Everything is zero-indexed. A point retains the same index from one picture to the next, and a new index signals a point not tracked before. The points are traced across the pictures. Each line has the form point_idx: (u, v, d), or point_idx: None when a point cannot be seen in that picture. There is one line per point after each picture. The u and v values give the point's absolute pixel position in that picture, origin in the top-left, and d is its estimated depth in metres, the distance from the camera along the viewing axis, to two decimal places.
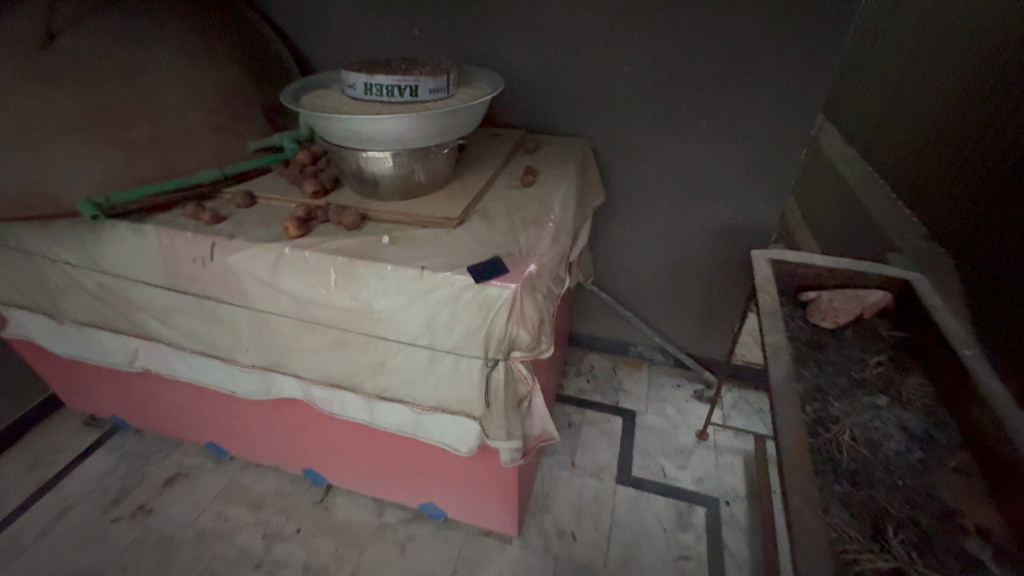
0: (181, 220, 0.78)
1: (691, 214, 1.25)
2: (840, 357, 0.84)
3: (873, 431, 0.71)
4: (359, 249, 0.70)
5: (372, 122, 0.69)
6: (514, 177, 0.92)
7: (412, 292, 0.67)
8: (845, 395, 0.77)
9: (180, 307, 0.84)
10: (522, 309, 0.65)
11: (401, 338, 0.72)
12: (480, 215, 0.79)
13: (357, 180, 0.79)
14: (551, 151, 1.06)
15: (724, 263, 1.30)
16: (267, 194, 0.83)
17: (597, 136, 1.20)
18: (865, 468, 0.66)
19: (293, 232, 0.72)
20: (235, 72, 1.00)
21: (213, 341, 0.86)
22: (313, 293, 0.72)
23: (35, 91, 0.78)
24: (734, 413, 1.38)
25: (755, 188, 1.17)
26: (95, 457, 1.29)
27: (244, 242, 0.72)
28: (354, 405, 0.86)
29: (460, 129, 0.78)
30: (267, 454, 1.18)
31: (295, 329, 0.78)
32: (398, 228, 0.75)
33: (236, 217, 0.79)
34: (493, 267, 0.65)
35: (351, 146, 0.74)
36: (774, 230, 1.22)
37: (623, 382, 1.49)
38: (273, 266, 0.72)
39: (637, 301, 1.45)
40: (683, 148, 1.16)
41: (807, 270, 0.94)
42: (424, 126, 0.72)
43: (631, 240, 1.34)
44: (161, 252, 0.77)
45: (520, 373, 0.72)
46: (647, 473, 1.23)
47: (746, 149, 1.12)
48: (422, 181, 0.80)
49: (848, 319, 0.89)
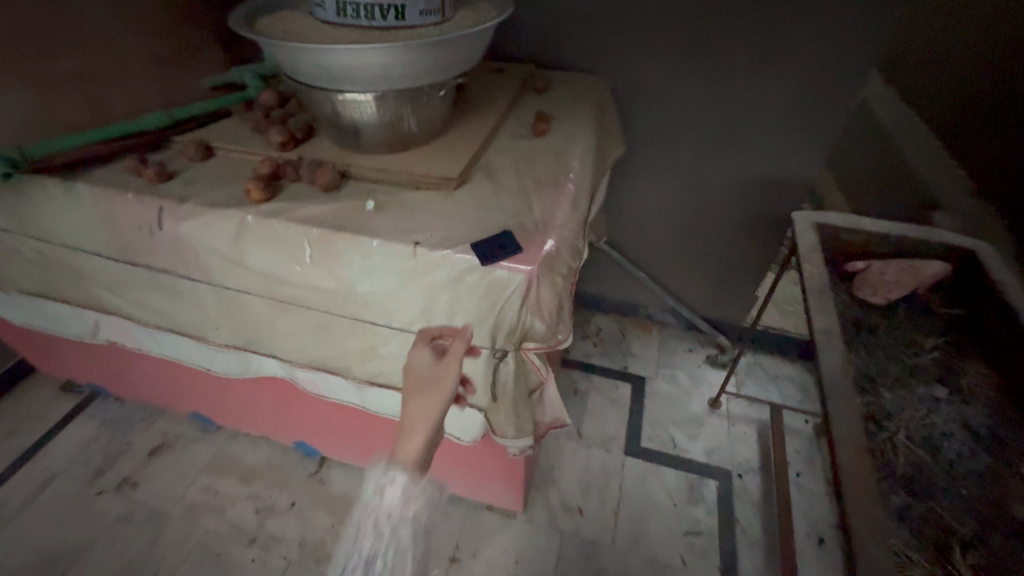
0: (120, 177, 0.64)
1: (720, 165, 1.11)
2: (891, 339, 0.74)
3: (932, 429, 0.63)
4: (339, 217, 0.57)
5: (348, 53, 0.54)
6: (524, 124, 0.78)
7: (403, 272, 0.55)
8: (897, 385, 0.68)
9: (133, 280, 0.71)
10: (538, 296, 0.54)
11: (393, 324, 0.61)
12: (485, 173, 0.65)
13: (334, 129, 0.65)
14: (564, 91, 0.90)
15: (751, 221, 1.17)
16: (224, 144, 0.68)
17: (616, 73, 1.03)
18: (924, 476, 0.58)
19: (256, 196, 0.59)
20: None
21: (177, 318, 0.75)
22: (286, 270, 0.60)
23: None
24: (748, 379, 1.31)
25: (793, 133, 1.03)
26: (73, 427, 1.22)
27: (196, 207, 0.59)
28: (343, 388, 0.76)
29: (459, 65, 0.63)
30: (255, 426, 1.11)
31: (269, 309, 0.66)
32: (385, 189, 0.62)
33: (189, 173, 0.65)
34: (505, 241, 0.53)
35: (323, 85, 0.60)
36: (812, 184, 1.09)
37: (632, 345, 1.40)
38: (234, 237, 0.59)
39: (651, 261, 1.33)
40: (716, 86, 1.01)
41: (855, 237, 0.83)
42: (414, 60, 0.57)
43: (648, 194, 1.20)
44: (100, 216, 0.64)
45: (533, 364, 0.62)
46: (656, 444, 1.17)
47: (786, 87, 0.99)
48: (414, 131, 0.66)
49: (900, 295, 0.78)
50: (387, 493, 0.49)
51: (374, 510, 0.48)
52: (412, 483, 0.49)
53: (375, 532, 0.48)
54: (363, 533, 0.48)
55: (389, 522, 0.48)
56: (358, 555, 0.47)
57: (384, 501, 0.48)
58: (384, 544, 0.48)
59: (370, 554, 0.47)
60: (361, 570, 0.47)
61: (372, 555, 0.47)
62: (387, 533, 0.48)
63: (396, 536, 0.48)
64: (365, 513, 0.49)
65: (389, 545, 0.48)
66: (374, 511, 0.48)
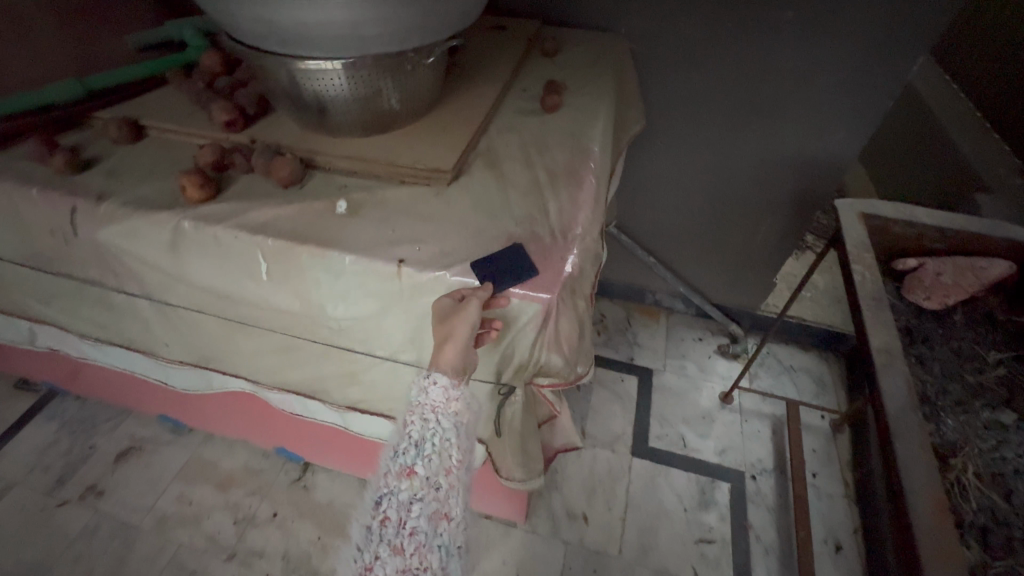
0: (23, 166, 0.50)
1: (748, 140, 0.97)
2: (950, 352, 0.65)
3: (1003, 465, 0.55)
4: (301, 223, 0.45)
5: (299, 7, 0.40)
6: (531, 96, 0.64)
7: (386, 296, 0.44)
8: (960, 410, 0.60)
9: (61, 291, 0.59)
10: (558, 325, 0.44)
11: (375, 351, 0.50)
12: (486, 163, 0.53)
13: (294, 105, 0.51)
14: (577, 53, 0.76)
15: (779, 203, 1.05)
16: (158, 122, 0.55)
17: (636, 31, 0.88)
18: (998, 524, 0.50)
19: (194, 194, 0.46)
20: None
21: (121, 332, 0.63)
22: (239, 289, 0.48)
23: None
24: (761, 371, 1.23)
25: (840, 106, 0.89)
26: (29, 429, 1.11)
27: (118, 209, 0.47)
28: (320, 410, 0.65)
29: (453, 23, 0.49)
30: (230, 431, 1.01)
31: (226, 328, 0.55)
32: (360, 184, 0.50)
33: (110, 160, 0.51)
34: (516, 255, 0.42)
35: (274, 49, 0.46)
36: (853, 165, 0.96)
37: (638, 334, 1.31)
38: (170, 246, 0.47)
39: (663, 244, 1.21)
40: (753, 50, 0.86)
41: (907, 231, 0.72)
42: (393, 16, 0.43)
43: (664, 171, 1.07)
44: (3, 216, 0.51)
45: (545, 398, 0.52)
46: (665, 443, 1.10)
47: (837, 52, 0.83)
48: (396, 108, 0.52)
49: (958, 300, 0.69)
50: (431, 389, 0.42)
51: (419, 403, 0.43)
52: (453, 384, 0.41)
53: (422, 421, 0.42)
54: (409, 421, 0.43)
55: (436, 412, 0.42)
56: (406, 438, 0.42)
57: (429, 396, 0.42)
58: (432, 431, 0.42)
59: (418, 438, 0.42)
60: (411, 451, 0.42)
61: (420, 439, 0.42)
62: (434, 423, 0.42)
63: (444, 425, 0.43)
64: (410, 406, 0.43)
65: (437, 432, 0.42)
66: (420, 404, 0.43)
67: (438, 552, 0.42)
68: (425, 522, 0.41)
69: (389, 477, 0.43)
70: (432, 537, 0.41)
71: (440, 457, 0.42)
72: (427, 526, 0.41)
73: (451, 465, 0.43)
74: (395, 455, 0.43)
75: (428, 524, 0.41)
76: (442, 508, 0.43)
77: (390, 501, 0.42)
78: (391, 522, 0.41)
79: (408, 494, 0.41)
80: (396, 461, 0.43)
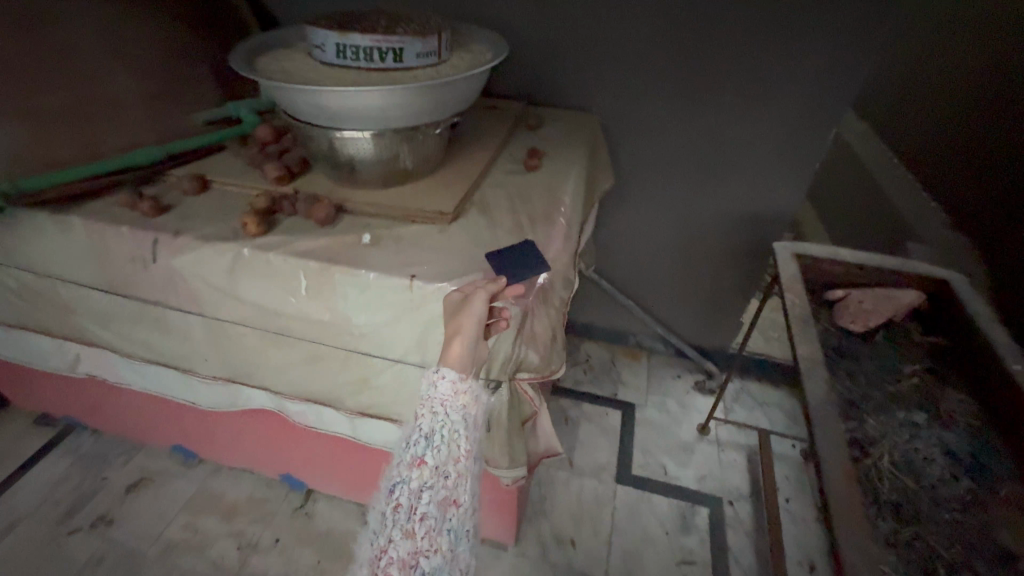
0: (115, 210, 0.63)
1: (704, 198, 1.13)
2: (873, 367, 0.77)
3: (915, 454, 0.65)
4: (334, 250, 0.58)
5: (344, 95, 0.56)
6: (517, 159, 0.81)
7: (400, 305, 0.56)
8: (881, 412, 0.70)
9: (122, 313, 0.71)
10: (533, 327, 0.57)
11: (387, 355, 0.61)
12: (479, 208, 0.67)
13: (330, 164, 0.66)
14: (556, 128, 0.93)
15: (737, 251, 1.20)
16: (222, 178, 0.69)
17: (607, 110, 1.05)
18: (908, 501, 0.60)
19: (252, 229, 0.60)
20: (178, 23, 0.80)
21: (166, 350, 0.74)
22: (281, 303, 0.60)
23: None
24: (736, 406, 1.32)
25: (777, 171, 1.06)
26: (42, 465, 1.16)
27: (192, 241, 0.60)
28: (333, 420, 0.75)
29: (455, 105, 0.65)
30: (239, 460, 1.07)
31: (262, 341, 0.66)
32: (382, 223, 0.63)
33: (183, 207, 0.65)
34: (530, 253, 0.58)
35: (322, 123, 0.61)
36: (793, 218, 1.12)
37: (621, 373, 1.41)
38: (229, 270, 0.60)
39: (641, 290, 1.35)
40: (702, 126, 1.04)
41: (833, 267, 0.86)
42: (412, 102, 0.59)
43: (639, 225, 1.22)
44: (92, 249, 0.64)
45: (526, 395, 0.63)
46: (647, 472, 1.17)
47: (775, 128, 1.01)
48: (409, 167, 0.67)
49: (879, 323, 0.81)
50: (440, 384, 0.51)
51: (429, 398, 0.52)
52: (460, 378, 0.51)
53: (432, 414, 0.51)
54: (421, 414, 0.52)
55: (444, 405, 0.51)
56: (418, 431, 0.51)
57: (439, 390, 0.51)
58: (441, 423, 0.51)
59: (429, 430, 0.51)
60: (422, 443, 0.51)
61: (430, 431, 0.51)
62: (443, 415, 0.51)
63: (453, 417, 0.51)
64: (422, 401, 0.52)
65: (445, 425, 0.51)
66: (430, 398, 0.52)
67: (446, 534, 0.51)
68: (434, 507, 0.50)
69: (401, 467, 0.52)
70: (441, 522, 0.51)
71: (448, 448, 0.51)
72: (436, 511, 0.50)
73: (458, 455, 0.52)
74: (408, 447, 0.52)
75: (437, 509, 0.50)
76: (451, 496, 0.52)
77: (403, 489, 0.51)
78: (404, 508, 0.50)
79: (419, 482, 0.50)
80: (409, 452, 0.51)
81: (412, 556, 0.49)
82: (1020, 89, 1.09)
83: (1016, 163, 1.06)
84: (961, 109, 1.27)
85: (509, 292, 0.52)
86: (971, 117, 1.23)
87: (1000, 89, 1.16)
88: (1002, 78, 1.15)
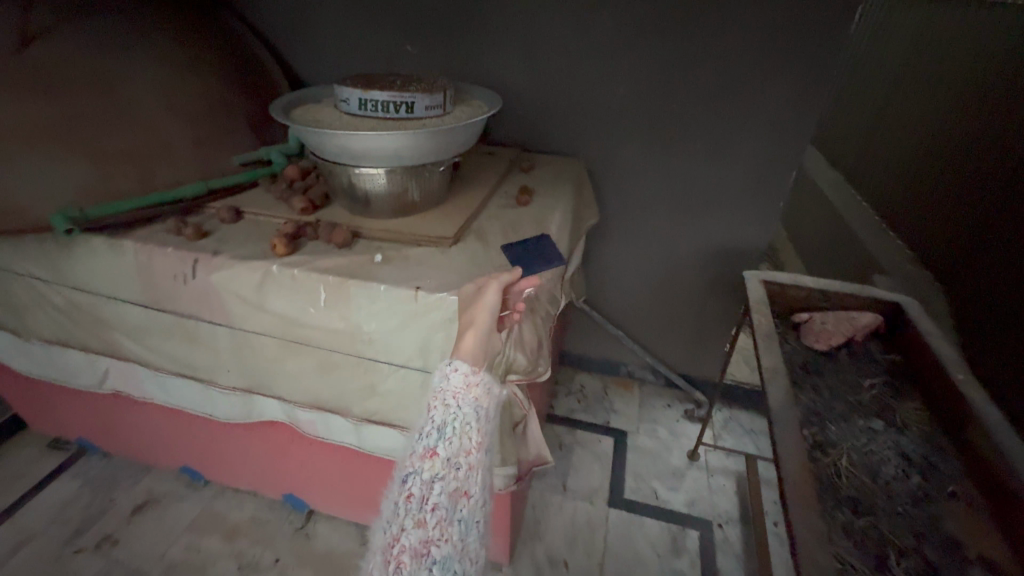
0: (161, 235, 0.73)
1: (683, 234, 1.24)
2: (836, 381, 0.84)
3: (872, 455, 0.71)
4: (350, 268, 0.68)
5: (365, 139, 0.67)
6: (510, 196, 0.92)
7: (405, 314, 0.65)
8: (842, 419, 0.77)
9: (157, 327, 0.79)
10: (521, 333, 0.66)
11: (392, 360, 0.69)
12: (476, 234, 0.77)
13: (348, 197, 0.77)
14: (546, 171, 1.05)
15: (717, 283, 1.29)
16: (253, 210, 0.80)
17: (593, 156, 1.18)
18: (865, 495, 0.65)
19: (281, 250, 0.69)
20: (224, 84, 0.94)
21: (192, 362, 0.82)
22: (302, 313, 0.69)
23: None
24: (725, 433, 1.36)
25: (748, 209, 1.16)
26: (53, 486, 1.20)
27: (228, 259, 0.69)
28: (340, 429, 0.82)
29: (457, 147, 0.77)
30: (242, 481, 1.11)
31: (281, 351, 0.74)
32: (391, 246, 0.73)
33: (220, 233, 0.75)
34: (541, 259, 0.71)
35: (344, 162, 0.73)
36: (766, 252, 1.21)
37: (614, 402, 1.46)
38: (258, 285, 0.69)
39: (630, 320, 1.43)
40: (679, 170, 1.15)
41: (799, 293, 0.94)
42: (420, 144, 0.70)
43: (625, 260, 1.32)
44: (138, 269, 0.73)
45: (517, 398, 0.70)
46: (639, 496, 1.21)
47: (744, 172, 1.12)
48: (416, 199, 0.78)
49: (840, 342, 0.88)
50: (452, 376, 0.55)
51: (442, 390, 0.54)
52: (472, 371, 0.55)
53: (445, 406, 0.53)
54: (434, 407, 0.53)
55: (456, 397, 0.53)
56: (431, 423, 0.52)
57: (451, 381, 0.54)
58: (453, 416, 0.52)
59: (441, 422, 0.52)
60: (434, 434, 0.51)
61: (442, 422, 0.52)
62: (455, 406, 0.53)
63: (465, 409, 0.53)
64: (434, 394, 0.54)
65: (457, 417, 0.52)
66: (443, 391, 0.54)
67: (458, 525, 0.49)
68: (445, 498, 0.49)
69: (414, 459, 0.51)
70: (453, 511, 0.49)
71: (460, 440, 0.51)
72: (447, 502, 0.48)
73: (469, 446, 0.52)
74: (420, 438, 0.52)
75: (448, 500, 0.49)
76: (462, 487, 0.50)
77: (415, 480, 0.50)
78: (416, 498, 0.48)
79: (430, 473, 0.49)
80: (421, 443, 0.51)
81: (423, 545, 0.46)
82: (979, 138, 1.20)
83: (981, 204, 1.16)
84: (926, 156, 1.39)
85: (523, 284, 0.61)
86: (936, 163, 1.34)
87: (958, 141, 1.27)
88: (961, 128, 1.26)
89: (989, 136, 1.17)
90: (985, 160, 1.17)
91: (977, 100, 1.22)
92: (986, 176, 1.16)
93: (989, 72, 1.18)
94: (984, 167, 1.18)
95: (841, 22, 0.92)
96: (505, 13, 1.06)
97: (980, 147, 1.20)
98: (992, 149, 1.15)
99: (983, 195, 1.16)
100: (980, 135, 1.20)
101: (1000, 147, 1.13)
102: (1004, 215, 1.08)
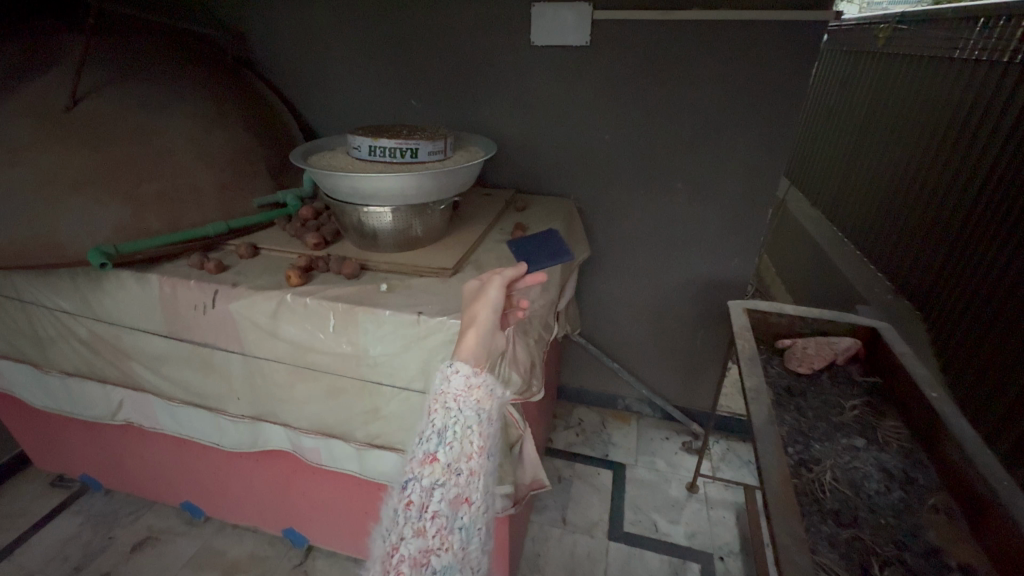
0: (185, 269, 0.80)
1: (671, 268, 1.31)
2: (818, 402, 0.88)
3: (855, 470, 0.74)
4: (357, 296, 0.74)
5: (375, 180, 0.75)
6: (505, 232, 0.99)
7: (409, 336, 0.70)
8: (827, 438, 0.80)
9: (174, 356, 0.84)
10: (515, 352, 0.70)
11: (397, 382, 0.74)
12: (474, 266, 0.84)
13: (357, 234, 0.84)
14: (538, 210, 1.13)
15: (706, 315, 1.35)
16: (270, 246, 0.87)
17: (584, 196, 1.27)
18: (849, 508, 0.68)
19: (295, 281, 0.75)
20: (246, 134, 1.03)
21: (205, 390, 0.86)
22: (311, 340, 0.74)
23: (50, 150, 0.80)
24: (723, 464, 1.37)
25: (731, 243, 1.23)
26: (55, 523, 1.20)
27: (246, 290, 0.75)
28: (343, 455, 0.85)
29: (456, 188, 0.85)
30: (244, 515, 1.12)
31: (291, 376, 0.79)
32: (395, 277, 0.80)
33: (239, 267, 0.82)
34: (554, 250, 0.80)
35: (354, 202, 0.80)
36: (750, 284, 1.27)
37: (612, 435, 1.48)
38: (272, 313, 0.74)
39: (626, 353, 1.47)
40: (663, 208, 1.24)
41: (780, 320, 0.97)
42: (424, 183, 0.78)
43: (618, 294, 1.39)
44: (162, 300, 0.79)
45: (512, 418, 0.73)
46: (639, 529, 1.20)
47: (725, 209, 1.20)
48: (419, 234, 0.85)
49: (822, 365, 0.93)
50: (453, 377, 0.57)
51: (443, 393, 0.57)
52: (473, 372, 0.58)
53: (445, 409, 0.56)
54: (434, 410, 0.56)
55: (456, 401, 0.56)
56: (432, 427, 0.55)
57: (452, 384, 0.57)
58: (454, 419, 0.55)
59: (442, 427, 0.55)
60: (435, 439, 0.54)
61: (443, 427, 0.55)
62: (456, 410, 0.56)
63: (465, 412, 0.56)
64: (435, 397, 0.57)
65: (458, 420, 0.55)
66: (443, 394, 0.57)
67: (458, 532, 0.52)
68: (445, 506, 0.51)
69: (414, 464, 0.54)
70: (453, 520, 0.51)
71: (460, 445, 0.54)
72: (447, 510, 0.51)
73: (470, 451, 0.55)
74: (422, 443, 0.54)
75: (449, 507, 0.51)
76: (463, 493, 0.53)
77: (415, 486, 0.52)
78: (416, 505, 0.51)
79: (430, 480, 0.52)
80: (422, 448, 0.54)
81: (423, 554, 0.49)
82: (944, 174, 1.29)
83: (956, 233, 1.22)
84: (899, 191, 1.47)
85: (526, 281, 0.64)
86: (908, 198, 1.42)
87: (927, 179, 1.35)
88: (928, 165, 1.35)
89: (959, 168, 1.24)
90: (955, 192, 1.24)
91: (943, 138, 1.30)
92: (959, 206, 1.23)
93: (952, 113, 1.27)
94: (952, 201, 1.25)
95: (802, 73, 1.02)
96: (499, 71, 1.17)
97: (947, 183, 1.28)
98: (960, 188, 1.23)
99: (957, 230, 1.22)
100: (948, 170, 1.28)
101: (970, 181, 1.20)
102: (980, 247, 1.14)
